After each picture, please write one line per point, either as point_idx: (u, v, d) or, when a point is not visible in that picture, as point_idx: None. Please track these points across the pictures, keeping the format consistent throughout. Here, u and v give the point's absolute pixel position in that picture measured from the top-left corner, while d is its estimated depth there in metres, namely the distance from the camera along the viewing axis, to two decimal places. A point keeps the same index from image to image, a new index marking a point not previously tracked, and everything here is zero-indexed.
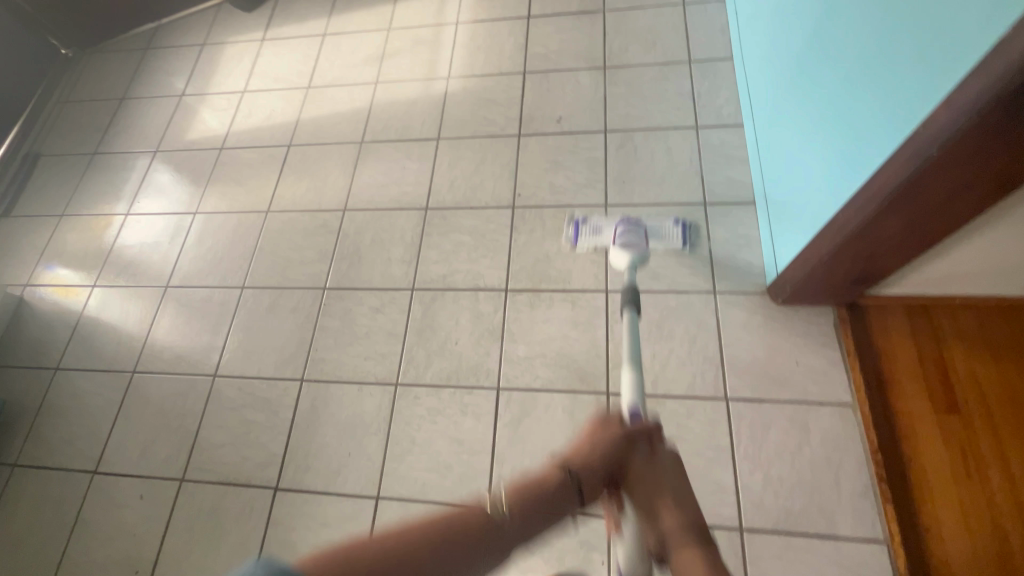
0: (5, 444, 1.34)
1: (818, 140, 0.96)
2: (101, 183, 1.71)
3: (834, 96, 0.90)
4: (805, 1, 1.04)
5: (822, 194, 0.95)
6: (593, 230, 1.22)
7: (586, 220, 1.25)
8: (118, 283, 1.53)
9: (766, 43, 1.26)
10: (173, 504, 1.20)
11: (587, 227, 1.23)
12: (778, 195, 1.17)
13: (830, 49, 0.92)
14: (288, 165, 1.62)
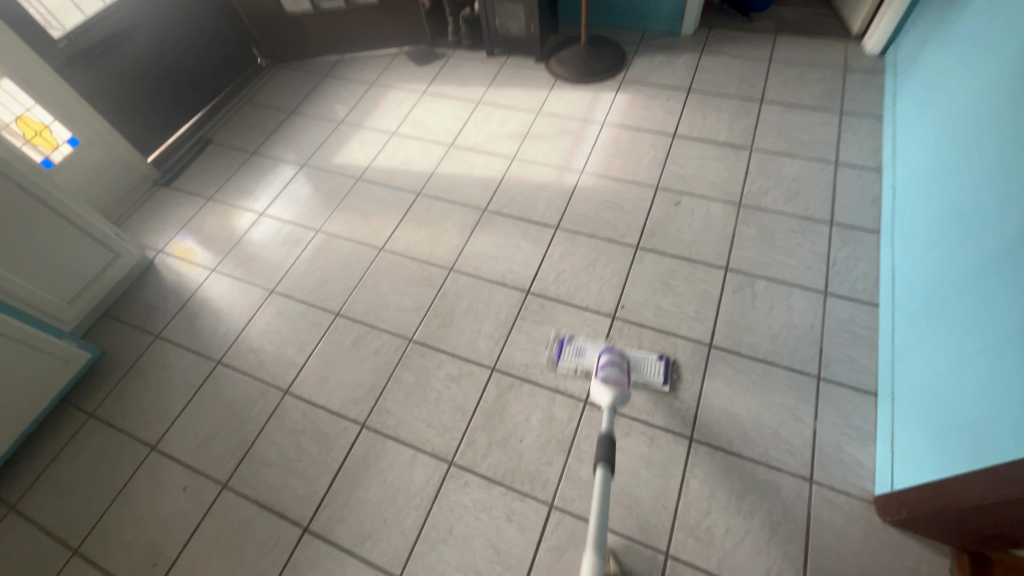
0: (91, 392, 1.44)
1: (959, 377, 0.92)
2: (252, 182, 1.90)
3: (989, 346, 0.86)
4: (977, 223, 1.00)
5: (949, 431, 0.91)
6: (576, 350, 1.31)
7: (569, 339, 1.34)
8: (233, 274, 1.65)
9: (923, 229, 1.22)
10: (208, 507, 1.21)
11: (572, 349, 1.32)
12: (930, 399, 1.00)
13: (997, 295, 0.88)
14: (412, 211, 1.71)
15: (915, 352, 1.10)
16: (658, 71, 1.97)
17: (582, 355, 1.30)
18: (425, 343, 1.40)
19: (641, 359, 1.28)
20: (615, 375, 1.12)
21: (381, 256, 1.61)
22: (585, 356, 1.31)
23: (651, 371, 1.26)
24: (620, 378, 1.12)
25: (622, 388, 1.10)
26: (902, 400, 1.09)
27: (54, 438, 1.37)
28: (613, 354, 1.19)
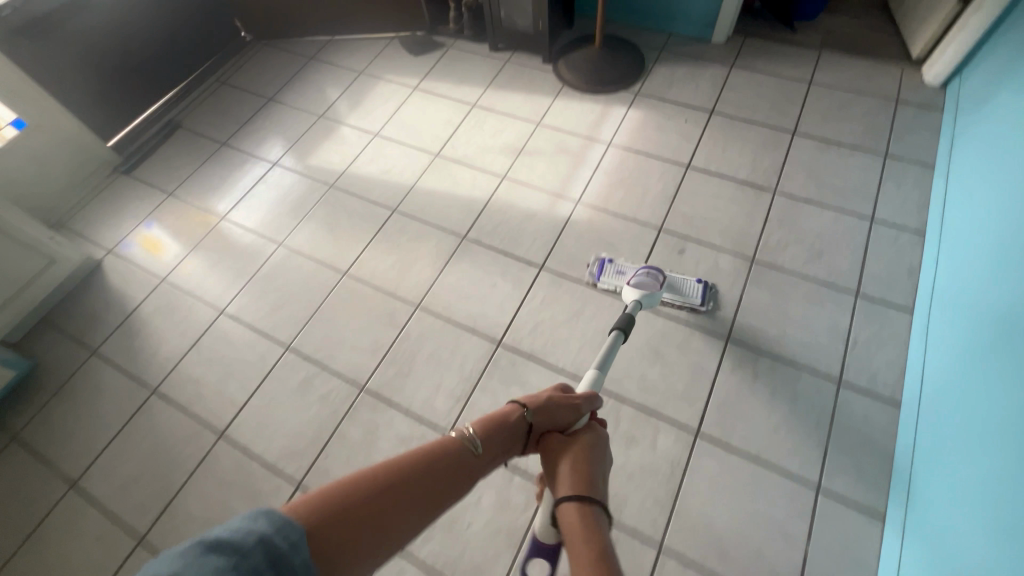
0: (15, 412, 1.32)
1: (986, 468, 0.79)
2: (218, 178, 1.74)
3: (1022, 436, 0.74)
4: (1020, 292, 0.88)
5: (970, 536, 0.77)
6: (617, 271, 1.34)
7: (611, 259, 1.37)
8: (183, 287, 1.50)
9: (961, 302, 1.07)
10: (120, 564, 1.10)
11: (609, 270, 1.35)
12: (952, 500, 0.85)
13: None
14: (384, 231, 1.53)
15: (940, 447, 0.95)
16: (678, 85, 1.73)
17: (623, 275, 1.33)
18: (378, 394, 1.25)
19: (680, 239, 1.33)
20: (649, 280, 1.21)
21: (344, 282, 1.44)
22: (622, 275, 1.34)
23: (682, 269, 1.32)
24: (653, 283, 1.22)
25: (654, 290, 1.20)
26: (921, 503, 0.94)
27: None
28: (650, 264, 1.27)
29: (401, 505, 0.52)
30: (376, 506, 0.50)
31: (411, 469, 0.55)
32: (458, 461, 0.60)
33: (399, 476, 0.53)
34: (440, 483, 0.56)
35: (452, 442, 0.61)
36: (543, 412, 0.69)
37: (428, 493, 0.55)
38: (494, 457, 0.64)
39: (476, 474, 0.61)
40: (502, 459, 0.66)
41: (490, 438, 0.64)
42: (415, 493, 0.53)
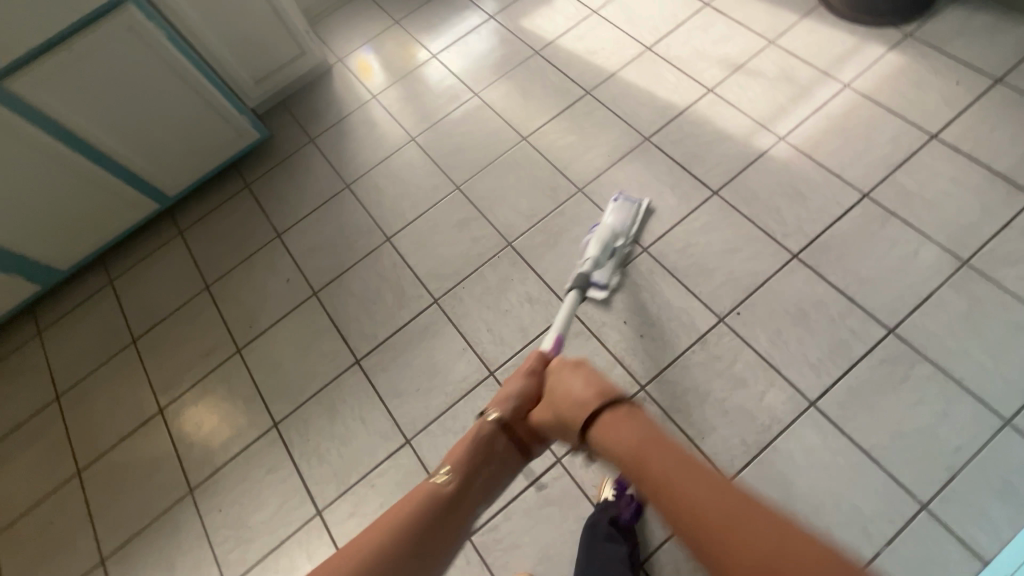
0: (251, 166, 1.66)
1: None
2: (439, 18, 1.84)
3: None
4: None
5: None
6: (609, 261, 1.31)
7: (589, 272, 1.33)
8: (388, 108, 1.69)
9: None
10: (298, 303, 1.41)
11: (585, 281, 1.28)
12: None
13: None
14: (571, 110, 1.55)
15: None
16: (968, 39, 1.41)
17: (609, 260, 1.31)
18: (520, 253, 1.36)
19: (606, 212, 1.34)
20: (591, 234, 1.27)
21: (520, 147, 1.52)
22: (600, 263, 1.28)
23: (624, 210, 1.31)
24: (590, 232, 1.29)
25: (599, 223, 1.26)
26: None
27: (218, 193, 1.63)
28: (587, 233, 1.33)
29: (412, 541, 0.65)
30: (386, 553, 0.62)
31: (411, 518, 0.67)
32: (444, 498, 0.71)
33: (402, 525, 0.65)
34: (443, 519, 0.69)
35: (432, 487, 0.72)
36: (497, 406, 0.85)
37: (435, 532, 0.67)
38: (480, 471, 0.76)
39: (466, 499, 0.74)
40: (489, 481, 0.77)
41: (465, 466, 0.76)
42: (413, 547, 0.64)
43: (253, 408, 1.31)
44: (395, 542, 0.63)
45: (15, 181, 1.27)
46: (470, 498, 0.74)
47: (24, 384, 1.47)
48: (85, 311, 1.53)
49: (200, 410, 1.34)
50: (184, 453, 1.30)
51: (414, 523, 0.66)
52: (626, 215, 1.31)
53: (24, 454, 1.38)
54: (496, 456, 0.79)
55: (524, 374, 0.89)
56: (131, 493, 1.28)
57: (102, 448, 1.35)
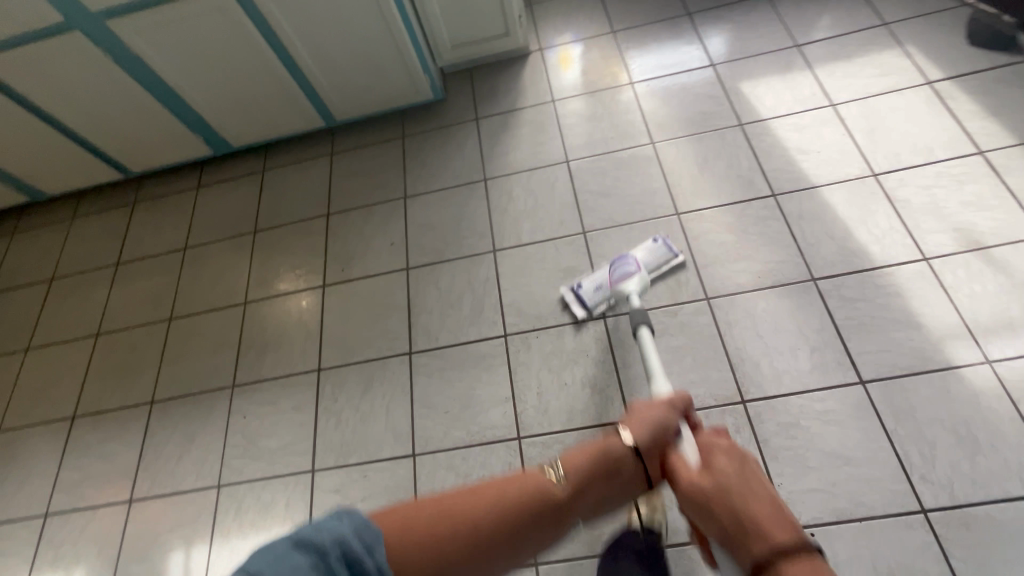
0: (414, 120, 1.68)
1: None
2: (657, 45, 1.67)
3: None
4: None
5: None
6: (594, 284, 1.28)
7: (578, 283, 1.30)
8: (560, 118, 1.59)
9: None
10: (389, 272, 1.44)
11: (584, 288, 1.28)
12: None
13: None
14: (743, 206, 1.34)
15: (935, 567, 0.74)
16: None
17: (601, 288, 1.27)
18: (609, 333, 1.24)
19: (641, 248, 1.31)
20: (627, 270, 1.18)
21: (668, 221, 1.35)
22: (601, 288, 1.27)
23: (657, 253, 1.30)
24: (632, 266, 1.18)
25: (637, 271, 1.18)
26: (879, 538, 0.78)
27: (376, 132, 1.69)
28: (615, 259, 1.24)
29: (499, 554, 0.55)
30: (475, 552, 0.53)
31: (510, 506, 0.57)
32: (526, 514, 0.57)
33: (495, 532, 0.55)
34: (536, 525, 0.58)
35: (540, 475, 0.61)
36: (637, 429, 0.71)
37: (528, 535, 0.57)
38: (589, 490, 0.64)
39: (574, 507, 0.62)
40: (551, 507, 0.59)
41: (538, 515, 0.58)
42: (513, 537, 0.56)
43: (310, 345, 1.38)
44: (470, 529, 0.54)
45: (223, 66, 1.40)
46: (575, 512, 0.62)
47: (170, 226, 1.72)
48: (235, 187, 1.73)
49: (271, 321, 1.44)
50: (242, 351, 1.41)
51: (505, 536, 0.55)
52: (657, 261, 1.28)
53: (144, 282, 1.62)
54: (616, 483, 0.67)
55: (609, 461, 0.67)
56: (192, 361, 1.44)
57: (192, 310, 1.53)
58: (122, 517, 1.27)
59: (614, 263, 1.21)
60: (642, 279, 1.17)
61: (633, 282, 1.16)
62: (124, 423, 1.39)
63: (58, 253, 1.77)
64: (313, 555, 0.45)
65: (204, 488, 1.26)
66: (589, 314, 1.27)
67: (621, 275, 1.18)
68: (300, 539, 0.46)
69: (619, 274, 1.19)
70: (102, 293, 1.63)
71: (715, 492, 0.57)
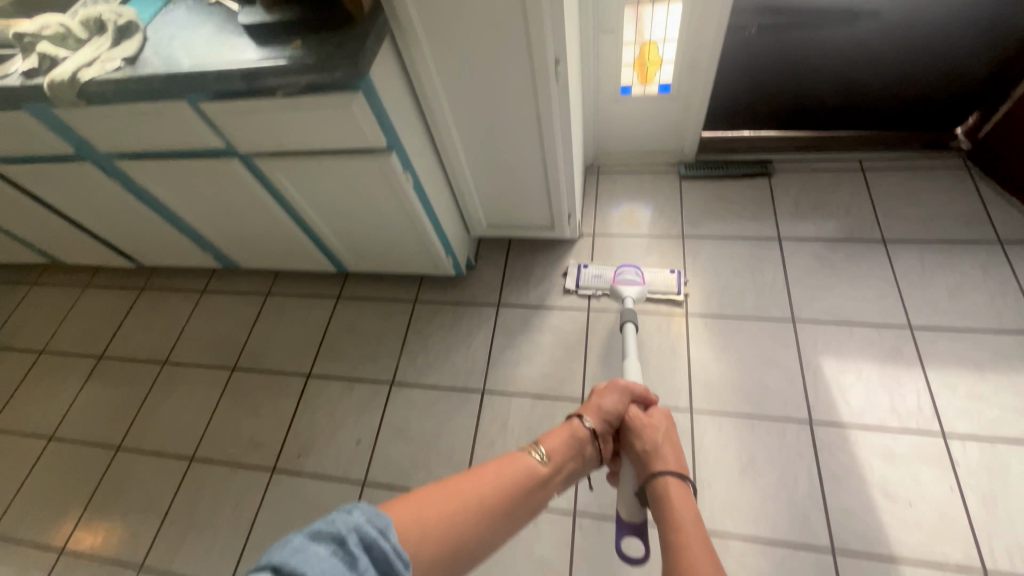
0: (432, 287, 1.50)
1: None
2: (731, 265, 1.38)
3: None
4: None
5: None
6: (595, 274, 1.40)
7: (585, 266, 1.44)
8: (592, 332, 1.34)
9: None
10: (344, 479, 1.24)
11: (586, 271, 1.41)
12: None
13: None
14: (785, 553, 1.01)
15: None
16: None
17: (598, 276, 1.40)
18: None
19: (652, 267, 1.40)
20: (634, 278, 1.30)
21: None
22: (599, 277, 1.40)
23: (664, 278, 1.38)
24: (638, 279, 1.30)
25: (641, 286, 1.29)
26: None
27: (388, 288, 1.53)
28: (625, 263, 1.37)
29: (499, 516, 0.64)
30: (479, 516, 0.61)
31: (502, 485, 0.67)
32: (522, 488, 0.69)
33: (495, 503, 0.64)
34: (527, 497, 0.70)
35: (528, 460, 0.73)
36: (595, 416, 0.86)
37: (522, 503, 0.68)
38: (564, 467, 0.78)
39: (552, 484, 0.75)
40: (539, 483, 0.72)
41: (527, 491, 0.70)
42: (510, 504, 0.66)
43: (233, 546, 1.20)
44: (478, 508, 0.62)
45: (230, 210, 1.27)
46: (552, 485, 0.76)
47: (162, 329, 1.63)
48: (235, 305, 1.62)
49: (206, 495, 1.28)
50: (166, 523, 1.26)
51: (503, 504, 0.65)
52: (661, 287, 1.36)
53: (114, 390, 1.53)
54: (582, 459, 0.83)
55: (575, 444, 0.82)
56: (117, 513, 1.30)
57: (141, 444, 1.41)
58: None
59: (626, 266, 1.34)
60: (642, 291, 1.29)
61: (635, 290, 1.27)
62: (28, 567, 1.27)
63: (57, 324, 1.73)
64: (331, 543, 0.42)
65: None
66: (577, 290, 1.41)
67: (625, 279, 1.31)
68: (313, 531, 0.43)
69: (625, 277, 1.31)
70: (74, 389, 1.56)
71: (640, 430, 0.86)
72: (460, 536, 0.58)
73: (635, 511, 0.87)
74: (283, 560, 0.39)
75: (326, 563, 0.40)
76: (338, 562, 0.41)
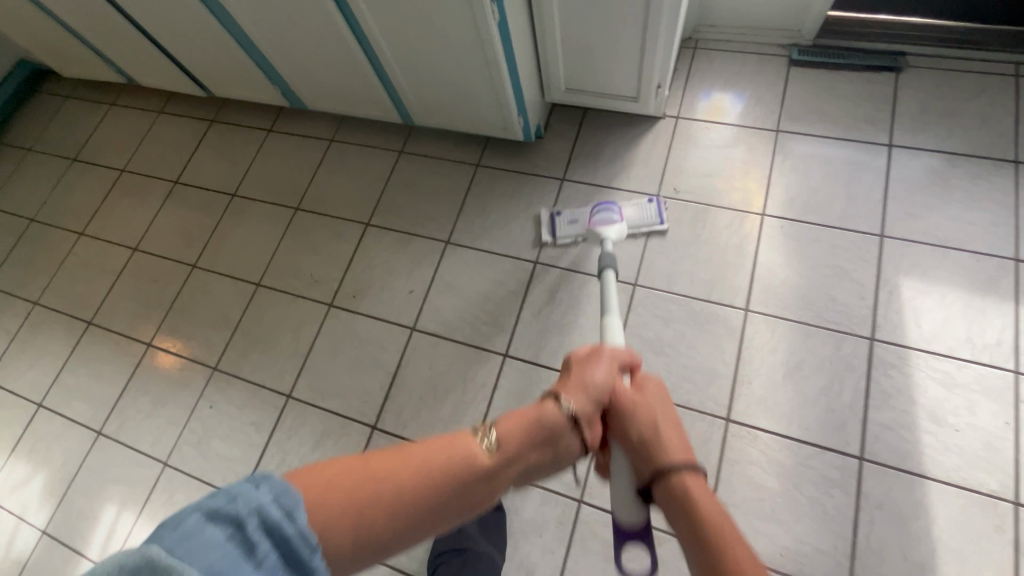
0: (496, 153, 1.44)
1: None
2: (826, 168, 1.25)
3: None
4: None
5: None
6: (570, 220, 1.30)
7: (558, 211, 1.32)
8: (656, 220, 1.29)
9: None
10: (394, 322, 1.31)
11: (561, 218, 1.31)
12: None
13: None
14: (811, 453, 1.03)
15: None
16: None
17: (575, 223, 1.29)
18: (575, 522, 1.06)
19: (631, 204, 1.29)
20: (609, 215, 1.14)
21: (710, 424, 1.08)
22: (575, 223, 1.29)
23: (645, 215, 1.27)
24: (615, 215, 1.14)
25: (618, 222, 1.14)
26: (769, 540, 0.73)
27: (451, 149, 1.48)
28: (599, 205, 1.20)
29: (409, 510, 0.45)
30: (400, 520, 0.45)
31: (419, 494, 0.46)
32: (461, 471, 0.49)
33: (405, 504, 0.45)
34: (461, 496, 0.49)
35: (472, 445, 0.51)
36: (578, 399, 0.61)
37: (473, 492, 0.49)
38: (522, 462, 0.54)
39: (506, 475, 0.53)
40: (485, 475, 0.51)
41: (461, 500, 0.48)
42: (449, 502, 0.48)
43: (293, 363, 1.32)
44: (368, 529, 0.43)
45: (304, 38, 1.22)
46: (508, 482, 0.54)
47: (230, 163, 1.67)
48: (299, 147, 1.62)
49: (270, 318, 1.39)
50: (236, 336, 1.39)
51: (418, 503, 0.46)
52: (641, 221, 1.26)
53: (189, 213, 1.62)
54: (556, 454, 0.58)
55: (551, 428, 0.58)
56: (194, 321, 1.45)
57: (213, 265, 1.52)
58: (89, 444, 1.36)
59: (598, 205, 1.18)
60: (620, 228, 1.14)
61: (612, 231, 1.12)
62: (122, 353, 1.45)
63: (135, 146, 1.80)
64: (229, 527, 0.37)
65: (153, 460, 1.30)
66: (553, 240, 1.31)
67: (601, 220, 1.15)
68: (211, 511, 0.37)
69: (600, 219, 1.15)
70: (153, 208, 1.66)
71: (635, 410, 0.62)
72: (382, 529, 0.44)
73: (636, 514, 0.66)
74: (171, 547, 0.35)
75: (218, 555, 0.35)
76: (228, 556, 0.35)
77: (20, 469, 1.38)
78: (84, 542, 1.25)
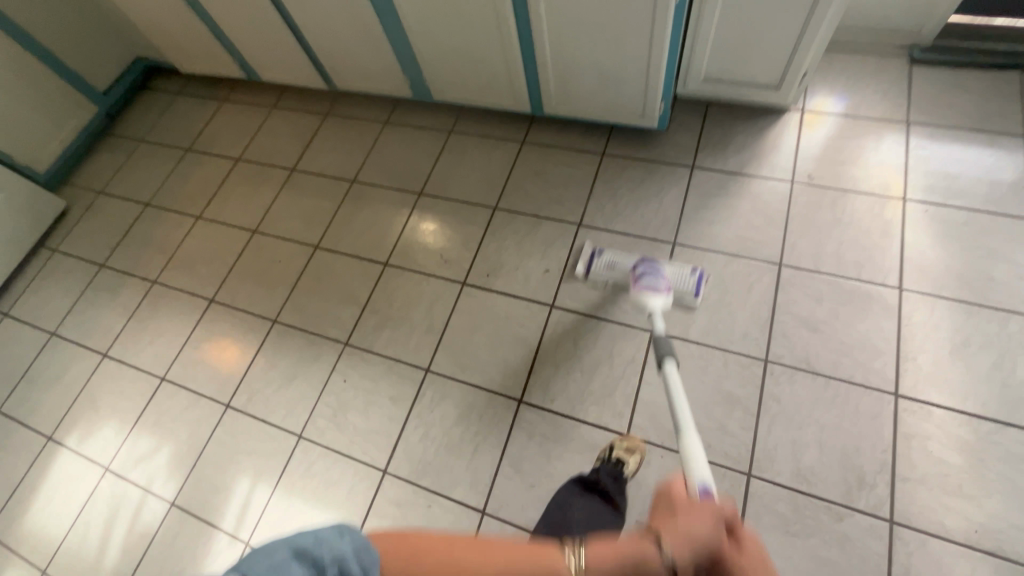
0: (622, 141, 1.49)
1: None
2: (963, 158, 1.28)
3: None
4: None
5: None
6: (607, 263, 1.27)
7: (599, 251, 1.30)
8: (794, 204, 1.31)
9: None
10: (532, 300, 1.32)
11: (600, 258, 1.28)
12: None
13: None
14: (992, 429, 1.01)
15: None
16: None
17: (612, 265, 1.26)
18: (748, 497, 1.03)
19: (672, 266, 1.24)
20: (651, 285, 1.12)
21: (880, 399, 1.07)
22: (611, 267, 1.26)
23: (682, 278, 1.22)
24: (661, 285, 1.13)
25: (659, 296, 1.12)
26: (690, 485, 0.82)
27: (576, 137, 1.52)
28: (644, 261, 1.19)
29: None
30: None
31: None
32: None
33: None
34: None
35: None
36: (681, 546, 0.54)
37: None
38: None
39: None
40: None
41: None
42: None
43: (428, 340, 1.33)
44: None
45: (462, 26, 1.28)
46: None
47: (347, 152, 1.72)
48: (418, 137, 1.67)
49: (401, 295, 1.41)
50: (367, 312, 1.41)
51: None
52: (675, 283, 1.21)
53: (307, 199, 1.66)
54: None
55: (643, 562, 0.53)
56: (320, 299, 1.46)
57: (336, 246, 1.54)
58: (217, 418, 1.35)
59: (642, 266, 1.17)
60: (666, 299, 1.11)
61: (654, 303, 1.11)
62: (247, 329, 1.46)
63: (249, 137, 1.86)
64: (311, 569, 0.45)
65: (287, 433, 1.29)
66: (586, 276, 1.30)
67: (647, 286, 1.13)
68: (301, 550, 0.46)
69: (647, 282, 1.14)
70: (271, 193, 1.71)
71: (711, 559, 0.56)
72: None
73: None
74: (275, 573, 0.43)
75: None
76: None
77: (143, 443, 1.36)
78: (219, 515, 1.22)
